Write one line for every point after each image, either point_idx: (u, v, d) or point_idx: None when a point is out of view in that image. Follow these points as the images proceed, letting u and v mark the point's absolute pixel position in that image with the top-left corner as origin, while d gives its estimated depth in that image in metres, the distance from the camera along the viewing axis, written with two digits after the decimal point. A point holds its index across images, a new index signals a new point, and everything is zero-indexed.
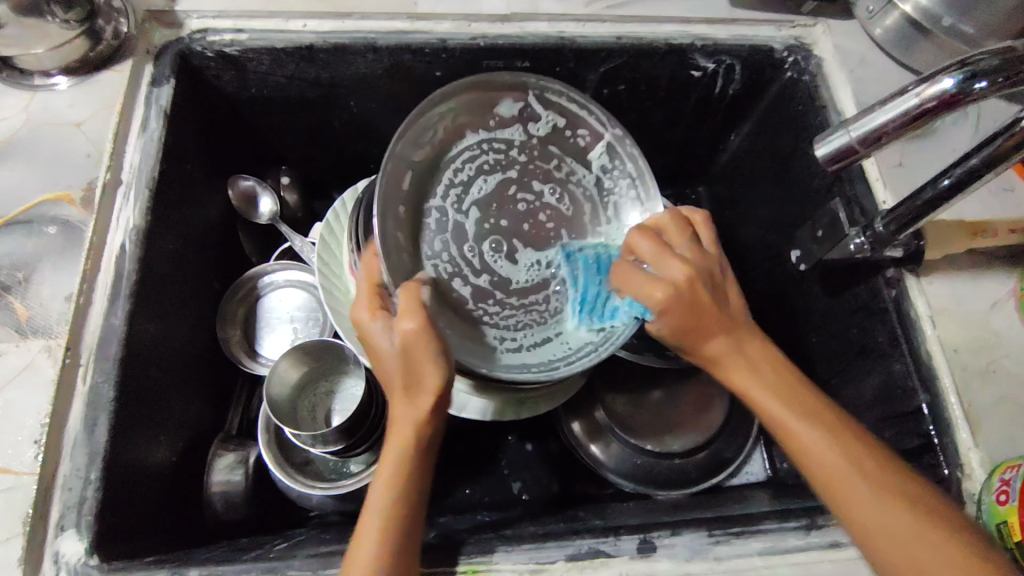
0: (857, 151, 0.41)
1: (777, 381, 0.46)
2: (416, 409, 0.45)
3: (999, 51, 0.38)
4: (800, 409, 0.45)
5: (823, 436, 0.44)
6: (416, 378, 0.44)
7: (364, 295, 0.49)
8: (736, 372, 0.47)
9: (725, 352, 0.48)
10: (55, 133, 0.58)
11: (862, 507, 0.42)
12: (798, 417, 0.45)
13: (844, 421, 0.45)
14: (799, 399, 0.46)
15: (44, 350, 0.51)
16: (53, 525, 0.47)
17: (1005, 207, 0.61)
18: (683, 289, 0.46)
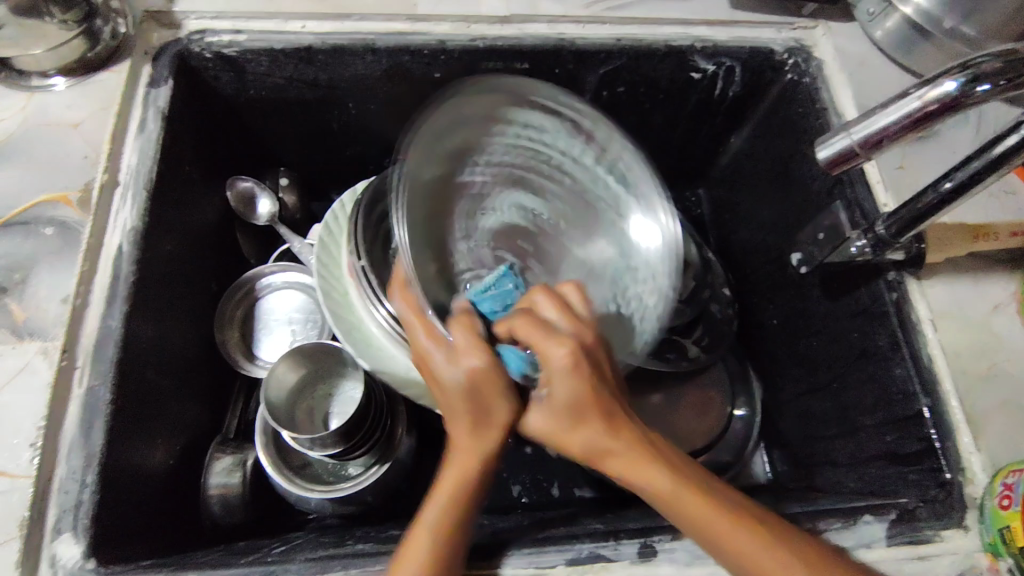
0: (857, 155, 0.40)
1: (670, 473, 0.46)
2: (483, 442, 0.47)
3: (1003, 54, 0.38)
4: (683, 488, 0.45)
5: (722, 519, 0.44)
6: (485, 412, 0.46)
7: (420, 325, 0.48)
8: (632, 467, 0.46)
9: (596, 440, 0.46)
10: (53, 134, 0.58)
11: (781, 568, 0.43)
12: (687, 498, 0.45)
13: (720, 489, 0.47)
14: (673, 482, 0.45)
15: (40, 351, 0.50)
16: (50, 528, 0.46)
17: (1005, 210, 0.61)
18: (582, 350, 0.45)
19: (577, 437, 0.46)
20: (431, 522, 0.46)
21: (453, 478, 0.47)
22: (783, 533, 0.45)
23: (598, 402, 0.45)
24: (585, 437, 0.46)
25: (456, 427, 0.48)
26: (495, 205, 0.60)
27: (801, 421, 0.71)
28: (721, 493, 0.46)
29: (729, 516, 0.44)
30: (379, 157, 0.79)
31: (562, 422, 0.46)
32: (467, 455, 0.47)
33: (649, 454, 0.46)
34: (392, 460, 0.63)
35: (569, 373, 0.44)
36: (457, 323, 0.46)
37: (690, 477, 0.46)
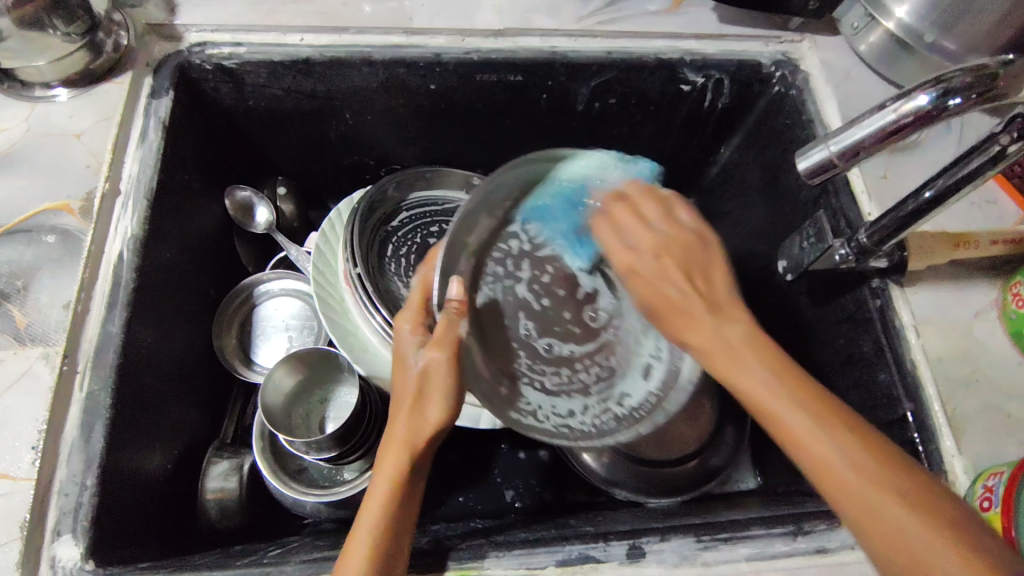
0: (835, 165, 0.42)
1: (759, 344, 0.44)
2: (420, 433, 0.46)
3: (975, 69, 0.39)
4: (771, 385, 0.42)
5: (795, 401, 0.41)
6: (427, 402, 0.47)
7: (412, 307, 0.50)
8: (698, 337, 0.45)
9: (698, 331, 0.45)
10: (55, 144, 0.59)
11: (838, 469, 0.39)
12: (774, 397, 0.41)
13: (828, 399, 0.41)
14: (774, 371, 0.42)
15: (41, 357, 0.51)
16: (50, 529, 0.47)
17: (986, 218, 0.63)
18: (685, 249, 0.48)
19: (690, 331, 0.45)
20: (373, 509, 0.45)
21: (388, 471, 0.45)
22: (869, 441, 0.40)
23: (695, 287, 0.46)
24: (662, 302, 0.47)
25: (396, 418, 0.47)
26: (546, 270, 0.61)
27: None
28: (829, 401, 0.41)
29: (808, 395, 0.41)
30: (375, 166, 0.80)
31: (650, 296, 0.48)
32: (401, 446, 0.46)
33: (760, 347, 0.44)
34: None
35: (658, 265, 0.48)
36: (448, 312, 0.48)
37: (792, 375, 0.42)
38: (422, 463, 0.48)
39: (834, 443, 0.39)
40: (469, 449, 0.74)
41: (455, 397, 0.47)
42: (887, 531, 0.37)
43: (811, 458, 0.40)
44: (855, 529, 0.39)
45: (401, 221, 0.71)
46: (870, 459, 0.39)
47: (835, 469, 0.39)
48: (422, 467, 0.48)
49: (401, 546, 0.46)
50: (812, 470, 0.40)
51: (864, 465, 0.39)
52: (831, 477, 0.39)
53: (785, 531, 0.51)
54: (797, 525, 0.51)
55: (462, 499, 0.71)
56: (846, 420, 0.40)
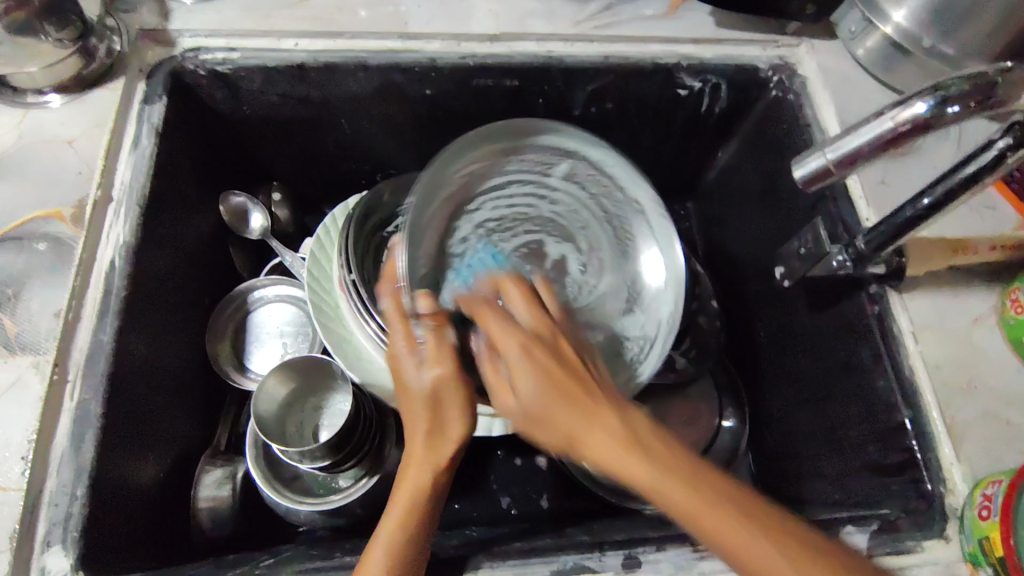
0: (832, 173, 0.42)
1: (634, 433, 0.41)
2: (437, 454, 0.47)
3: (973, 76, 0.39)
4: (684, 479, 0.39)
5: (700, 493, 0.39)
6: (439, 422, 0.48)
7: (395, 326, 0.50)
8: (596, 449, 0.41)
9: (570, 412, 0.42)
10: (47, 150, 0.59)
11: (768, 559, 0.37)
12: (677, 488, 0.39)
13: (693, 462, 0.40)
14: (664, 460, 0.40)
15: (32, 366, 0.51)
16: (39, 541, 0.46)
17: (985, 223, 0.62)
18: (544, 343, 0.45)
19: (591, 430, 0.41)
20: (394, 516, 0.46)
21: (409, 487, 0.47)
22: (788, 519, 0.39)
23: (585, 380, 0.44)
24: (552, 413, 0.42)
25: (411, 438, 0.48)
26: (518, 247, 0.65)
27: (787, 433, 0.72)
28: (737, 494, 0.39)
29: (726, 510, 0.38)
30: (370, 172, 0.80)
31: (552, 406, 0.42)
32: (418, 468, 0.47)
33: (601, 415, 0.42)
34: (383, 472, 0.64)
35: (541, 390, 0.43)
36: (426, 326, 0.49)
37: (692, 471, 0.40)
38: (445, 480, 0.49)
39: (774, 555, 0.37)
40: (464, 456, 0.73)
41: (469, 408, 0.48)
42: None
43: (745, 556, 0.38)
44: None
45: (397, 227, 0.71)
46: (795, 559, 0.37)
47: (759, 561, 0.37)
48: (446, 480, 0.49)
49: (423, 556, 0.47)
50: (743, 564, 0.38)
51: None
52: (750, 563, 0.38)
53: None
54: None
55: (457, 507, 0.70)
56: (768, 518, 0.38)
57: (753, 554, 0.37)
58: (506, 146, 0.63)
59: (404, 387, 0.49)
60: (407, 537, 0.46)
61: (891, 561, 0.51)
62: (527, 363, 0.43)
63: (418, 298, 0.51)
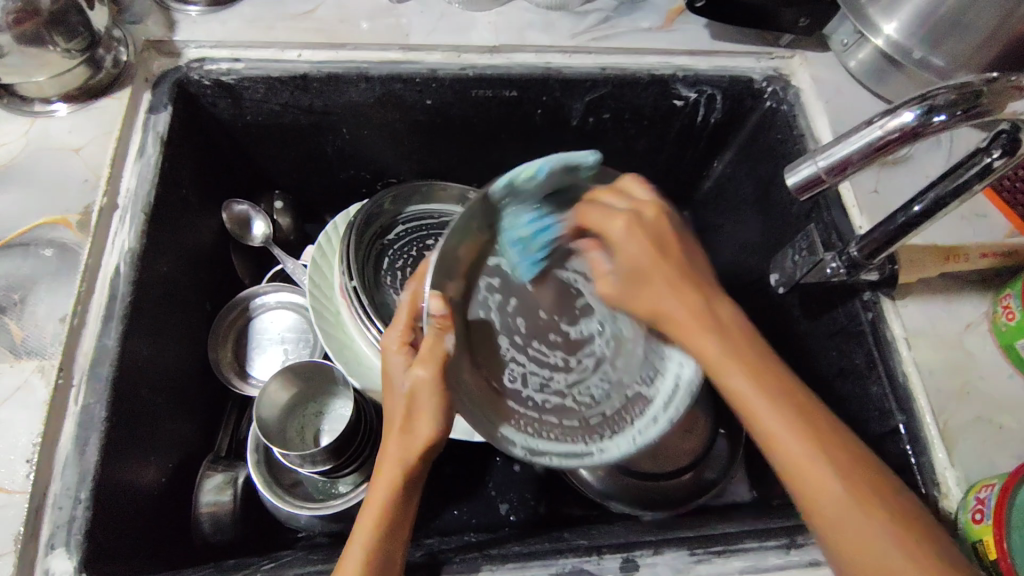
0: (823, 180, 0.42)
1: (743, 341, 0.47)
2: (410, 449, 0.48)
3: (958, 86, 0.40)
4: (753, 364, 0.46)
5: (766, 389, 0.45)
6: (416, 420, 0.48)
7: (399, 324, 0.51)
8: (694, 331, 0.48)
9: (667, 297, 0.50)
10: (54, 158, 0.60)
11: (808, 460, 0.42)
12: (744, 373, 0.46)
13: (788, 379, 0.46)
14: (738, 347, 0.47)
15: (38, 370, 0.52)
16: (44, 543, 0.47)
17: (977, 230, 0.63)
18: (645, 221, 0.52)
19: (665, 301, 0.50)
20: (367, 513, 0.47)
21: (384, 483, 0.48)
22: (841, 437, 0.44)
23: (684, 280, 0.50)
24: (647, 268, 0.51)
25: (391, 434, 0.49)
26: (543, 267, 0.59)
27: None
28: (802, 402, 0.45)
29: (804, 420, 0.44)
30: (371, 180, 0.81)
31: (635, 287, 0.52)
32: (393, 462, 0.48)
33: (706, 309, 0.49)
34: None
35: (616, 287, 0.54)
36: (431, 327, 0.47)
37: (761, 361, 0.46)
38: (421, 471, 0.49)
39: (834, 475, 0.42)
40: (463, 462, 0.74)
41: (445, 416, 0.47)
42: (834, 506, 0.41)
43: (776, 439, 0.44)
44: (800, 502, 0.43)
45: (397, 234, 0.72)
46: (831, 455, 0.42)
47: (795, 452, 0.43)
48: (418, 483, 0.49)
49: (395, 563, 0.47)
50: (777, 452, 0.43)
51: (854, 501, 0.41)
52: (787, 455, 0.43)
53: (778, 544, 0.51)
54: (790, 539, 0.52)
55: (457, 512, 0.71)
56: (824, 428, 0.44)
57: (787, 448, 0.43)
58: None
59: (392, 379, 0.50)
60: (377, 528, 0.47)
61: None
62: (631, 232, 0.51)
63: (430, 296, 0.48)
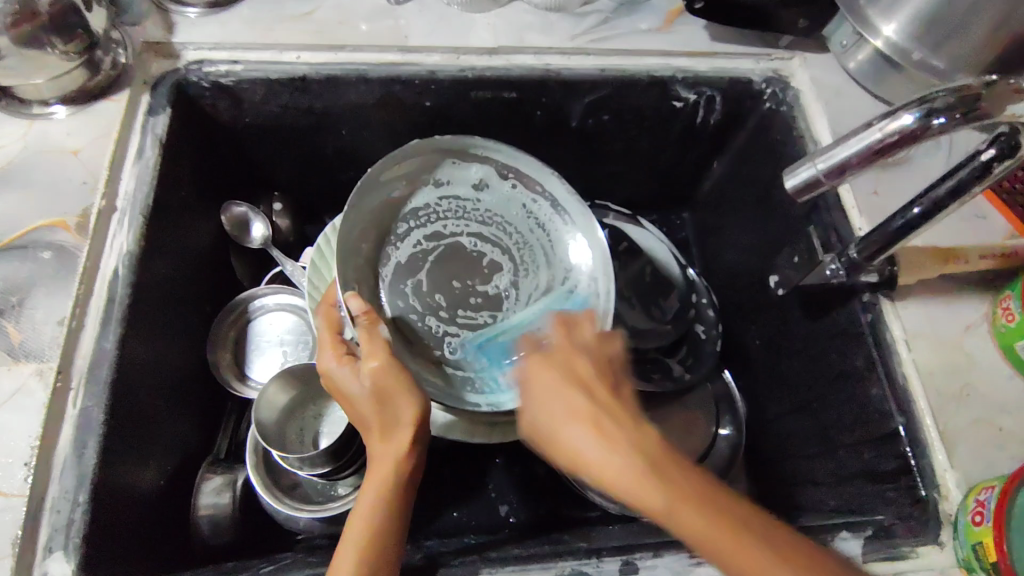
0: (822, 182, 0.42)
1: (634, 451, 0.41)
2: (397, 438, 0.49)
3: (958, 89, 0.40)
4: (655, 480, 0.40)
5: (668, 490, 0.40)
6: (392, 410, 0.49)
7: (328, 340, 0.52)
8: (596, 458, 0.42)
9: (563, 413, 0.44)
10: (52, 160, 0.60)
11: (757, 565, 0.37)
12: (654, 491, 0.40)
13: (690, 476, 0.40)
14: (640, 470, 0.41)
15: (36, 373, 0.51)
16: (42, 546, 0.47)
17: (976, 231, 0.63)
18: (562, 360, 0.48)
19: (551, 405, 0.45)
20: (361, 510, 0.47)
21: (374, 481, 0.48)
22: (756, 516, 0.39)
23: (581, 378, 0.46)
24: (554, 403, 0.45)
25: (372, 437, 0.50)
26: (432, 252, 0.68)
27: (783, 441, 0.73)
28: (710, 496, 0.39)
29: (739, 523, 0.38)
30: None
31: (542, 408, 0.45)
32: (384, 457, 0.48)
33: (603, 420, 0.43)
34: None
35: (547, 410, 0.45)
36: (362, 326, 0.50)
37: (654, 463, 0.41)
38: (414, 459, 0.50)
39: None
40: (462, 464, 0.74)
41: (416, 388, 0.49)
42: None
43: (715, 553, 0.38)
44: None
45: None
46: (783, 556, 0.37)
47: (736, 563, 0.37)
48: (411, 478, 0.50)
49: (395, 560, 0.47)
50: (731, 570, 0.38)
51: None
52: (727, 565, 0.37)
53: None
54: None
55: (456, 514, 0.71)
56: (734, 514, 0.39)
57: (724, 554, 0.38)
58: (419, 163, 0.66)
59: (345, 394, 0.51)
60: (375, 523, 0.47)
61: (887, 567, 0.52)
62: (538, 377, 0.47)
63: (350, 297, 0.52)
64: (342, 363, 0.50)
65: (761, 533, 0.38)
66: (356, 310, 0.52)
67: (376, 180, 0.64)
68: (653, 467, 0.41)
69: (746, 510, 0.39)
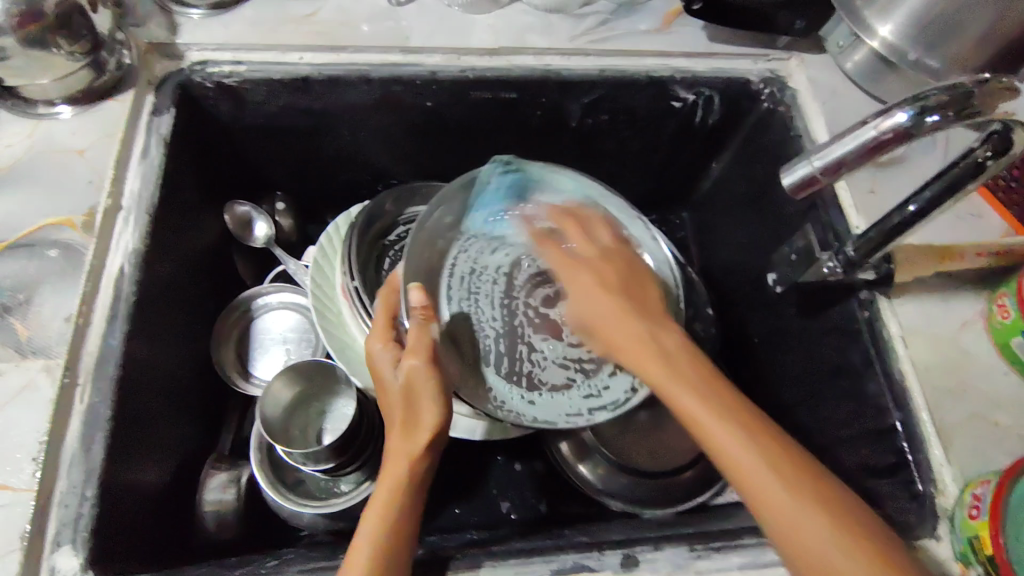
0: (819, 180, 0.43)
1: (685, 366, 0.48)
2: (414, 443, 0.49)
3: (952, 87, 0.41)
4: (689, 383, 0.46)
5: (737, 433, 0.44)
6: (415, 413, 0.49)
7: (381, 325, 0.54)
8: (636, 355, 0.50)
9: (649, 355, 0.49)
10: (58, 160, 0.60)
11: (755, 472, 0.42)
12: (685, 392, 0.46)
13: (733, 396, 0.46)
14: (682, 373, 0.47)
15: (43, 369, 0.52)
16: (49, 541, 0.47)
17: (971, 229, 0.64)
18: (604, 265, 0.55)
19: (625, 325, 0.51)
20: (376, 507, 0.47)
21: (391, 477, 0.48)
22: (823, 485, 0.42)
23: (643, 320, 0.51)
24: (592, 308, 0.53)
25: (392, 435, 0.50)
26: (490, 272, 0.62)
27: (781, 437, 0.73)
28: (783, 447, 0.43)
29: (753, 438, 0.43)
30: (372, 181, 0.81)
31: (593, 310, 0.53)
32: (401, 458, 0.49)
33: (631, 318, 0.51)
34: None
35: (583, 280, 0.55)
36: (415, 318, 0.50)
37: (698, 376, 0.47)
38: (426, 467, 0.50)
39: (784, 490, 0.41)
40: (463, 461, 0.74)
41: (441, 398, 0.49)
42: (786, 522, 0.41)
43: (722, 453, 0.43)
44: (772, 533, 0.42)
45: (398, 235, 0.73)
46: (785, 480, 0.42)
47: (744, 463, 0.43)
48: (426, 477, 0.50)
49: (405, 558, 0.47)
50: (731, 470, 0.43)
51: (817, 509, 0.41)
52: (733, 464, 0.43)
53: None
54: None
55: (457, 511, 0.71)
56: (792, 464, 0.43)
57: (733, 455, 0.43)
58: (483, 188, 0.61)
59: (382, 380, 0.52)
60: (387, 520, 0.47)
61: None
62: (573, 278, 0.55)
63: (412, 289, 0.51)
64: (387, 350, 0.52)
65: (766, 449, 0.43)
66: (416, 302, 0.51)
67: (444, 200, 0.59)
68: (696, 370, 0.47)
69: (764, 428, 0.44)
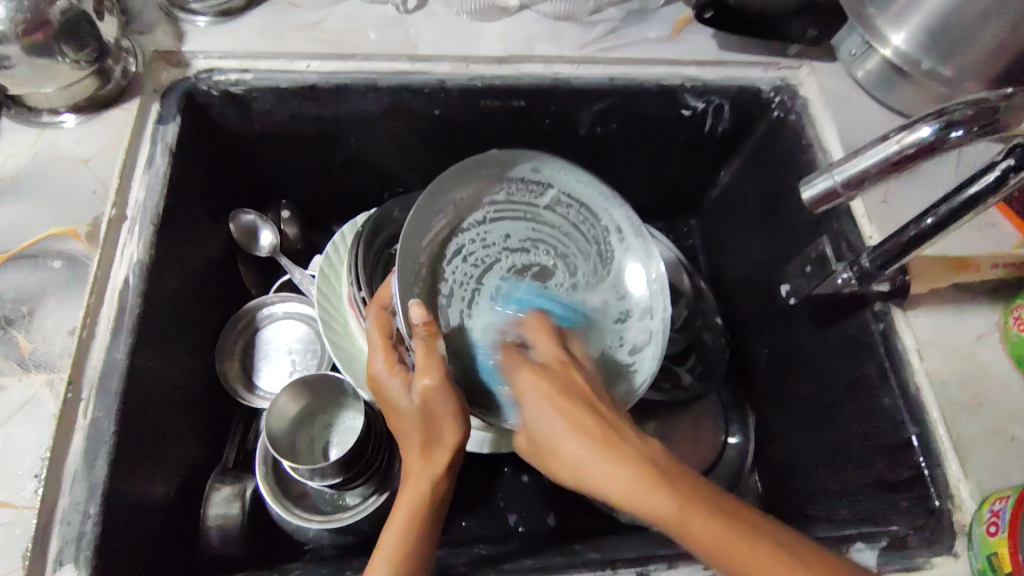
0: (840, 194, 0.42)
1: (620, 447, 0.43)
2: (433, 462, 0.48)
3: (976, 102, 0.40)
4: (611, 477, 0.42)
5: (675, 495, 0.40)
6: (436, 431, 0.48)
7: (380, 348, 0.53)
8: (579, 453, 0.44)
9: (574, 444, 0.44)
10: (63, 169, 0.59)
11: (705, 527, 0.38)
12: (608, 481, 0.42)
13: (652, 461, 0.42)
14: (617, 456, 0.42)
15: (46, 385, 0.51)
16: (52, 559, 0.46)
17: (986, 240, 0.63)
18: (555, 369, 0.50)
19: (565, 445, 0.44)
20: (395, 528, 0.46)
21: (410, 497, 0.47)
22: (741, 513, 0.39)
23: (559, 392, 0.47)
24: (544, 428, 0.46)
25: (409, 455, 0.49)
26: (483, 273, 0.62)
27: (792, 449, 0.72)
28: (703, 490, 0.41)
29: (681, 490, 0.40)
30: (378, 190, 0.80)
31: (552, 424, 0.45)
32: (420, 477, 0.48)
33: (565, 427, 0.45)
34: (391, 490, 0.63)
35: (536, 408, 0.47)
36: (420, 337, 0.49)
37: (613, 444, 0.43)
38: (447, 485, 0.49)
39: (766, 574, 0.37)
40: (471, 474, 0.74)
41: (462, 416, 0.48)
42: None
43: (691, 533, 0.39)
44: None
45: None
46: (750, 547, 0.38)
47: (700, 532, 0.39)
48: (446, 493, 0.49)
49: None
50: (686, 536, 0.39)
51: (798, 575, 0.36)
52: (690, 533, 0.39)
53: None
54: None
55: (465, 524, 0.70)
56: (720, 502, 0.40)
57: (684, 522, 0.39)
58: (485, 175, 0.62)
59: (396, 401, 0.51)
60: (410, 542, 0.46)
61: None
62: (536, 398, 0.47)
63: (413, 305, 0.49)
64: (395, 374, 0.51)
65: (710, 506, 0.39)
66: (417, 319, 0.49)
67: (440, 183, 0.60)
68: (618, 455, 0.42)
69: (671, 482, 0.40)
